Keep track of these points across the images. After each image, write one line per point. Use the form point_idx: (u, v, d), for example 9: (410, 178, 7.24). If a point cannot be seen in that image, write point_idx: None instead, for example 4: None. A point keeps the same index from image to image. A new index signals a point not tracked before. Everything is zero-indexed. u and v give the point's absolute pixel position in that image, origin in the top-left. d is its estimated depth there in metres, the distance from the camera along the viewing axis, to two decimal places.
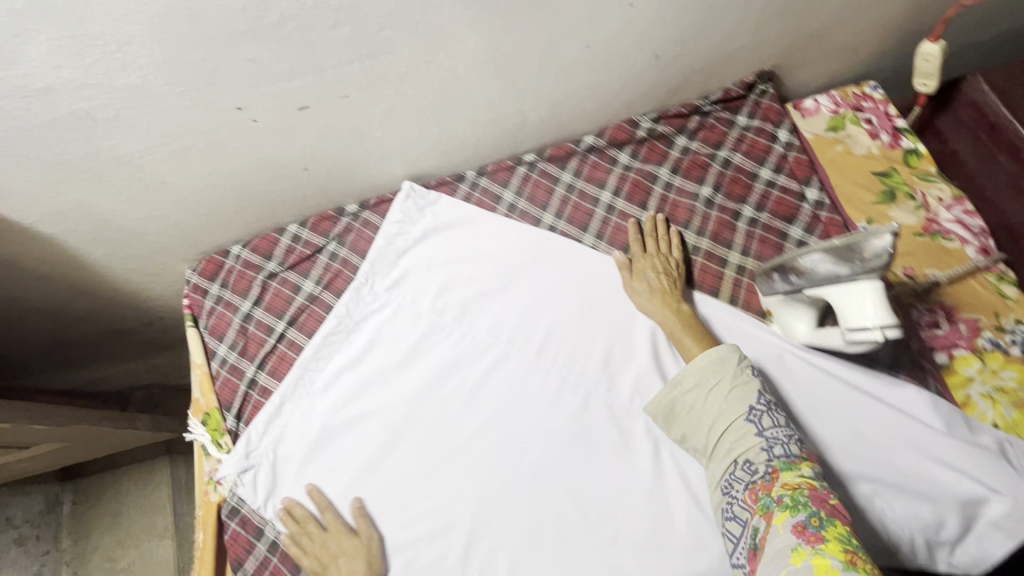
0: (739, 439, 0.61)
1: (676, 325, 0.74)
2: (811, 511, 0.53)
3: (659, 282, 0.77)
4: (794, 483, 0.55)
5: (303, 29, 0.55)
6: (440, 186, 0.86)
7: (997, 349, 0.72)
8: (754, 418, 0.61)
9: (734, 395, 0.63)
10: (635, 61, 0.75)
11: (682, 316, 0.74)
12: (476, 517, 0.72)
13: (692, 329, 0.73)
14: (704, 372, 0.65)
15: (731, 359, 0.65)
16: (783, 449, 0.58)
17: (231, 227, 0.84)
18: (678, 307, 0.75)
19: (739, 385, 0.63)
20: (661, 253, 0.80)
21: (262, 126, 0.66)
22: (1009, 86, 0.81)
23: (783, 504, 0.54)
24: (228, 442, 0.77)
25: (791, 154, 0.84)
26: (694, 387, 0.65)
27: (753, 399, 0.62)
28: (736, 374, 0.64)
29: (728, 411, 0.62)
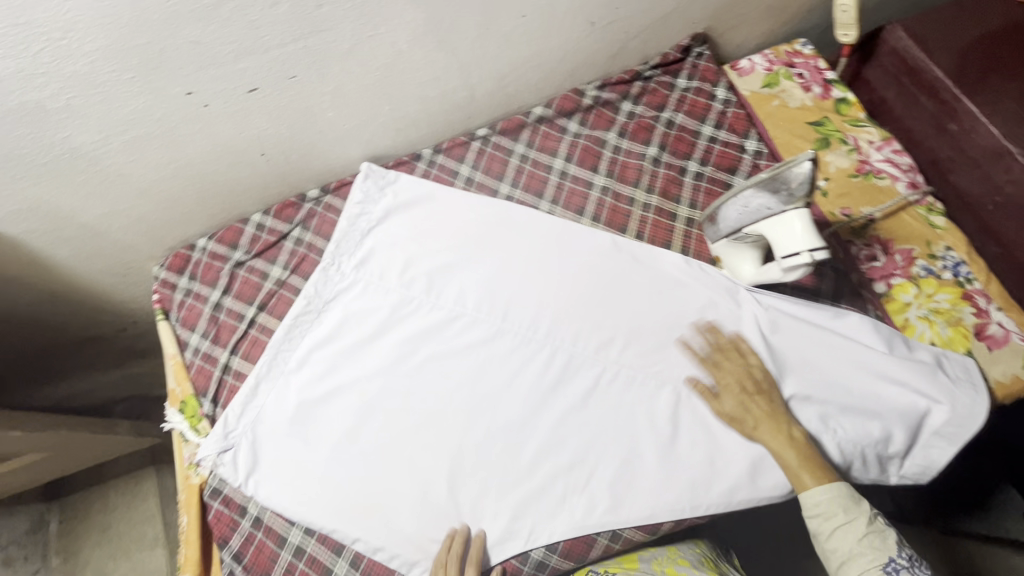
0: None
1: (791, 460, 0.67)
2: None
3: (760, 411, 0.69)
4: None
5: (243, 8, 0.58)
6: (398, 165, 0.89)
7: (929, 275, 0.78)
8: (892, 568, 0.61)
9: (871, 540, 0.63)
10: (571, 29, 0.79)
11: (795, 447, 0.67)
12: (453, 476, 0.74)
13: (810, 462, 0.66)
14: (829, 509, 0.64)
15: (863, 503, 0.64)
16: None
17: (194, 219, 0.86)
18: (790, 433, 0.68)
19: (875, 531, 0.63)
20: (743, 366, 0.72)
21: (214, 110, 0.68)
22: (924, 31, 0.86)
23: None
24: (206, 426, 0.79)
25: (729, 110, 0.89)
26: (822, 517, 0.65)
27: (892, 549, 0.62)
28: (869, 521, 0.64)
29: (864, 555, 0.62)
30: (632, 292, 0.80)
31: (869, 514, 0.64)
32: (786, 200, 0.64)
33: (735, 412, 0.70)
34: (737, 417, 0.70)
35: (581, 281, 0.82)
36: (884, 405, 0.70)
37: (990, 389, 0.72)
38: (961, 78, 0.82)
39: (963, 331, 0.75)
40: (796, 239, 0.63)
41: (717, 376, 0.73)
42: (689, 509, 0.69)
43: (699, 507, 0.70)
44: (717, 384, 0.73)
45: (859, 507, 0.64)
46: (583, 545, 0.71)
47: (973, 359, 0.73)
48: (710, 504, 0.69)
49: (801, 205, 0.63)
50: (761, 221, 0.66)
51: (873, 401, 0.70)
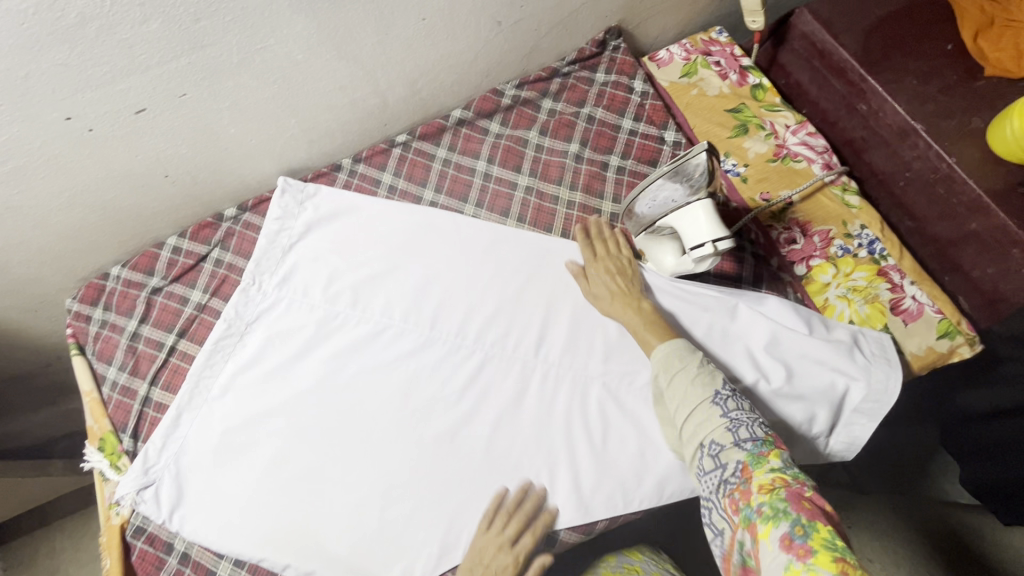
0: (704, 421, 0.61)
1: (633, 322, 0.70)
2: (794, 518, 0.50)
3: (614, 283, 0.74)
4: (769, 483, 0.54)
5: (111, 27, 0.55)
6: (317, 178, 0.86)
7: (846, 254, 0.80)
8: (720, 401, 0.61)
9: (701, 380, 0.63)
10: (478, 30, 0.78)
11: (640, 313, 0.70)
12: (385, 494, 0.72)
13: (652, 321, 0.69)
14: (668, 359, 0.65)
15: (696, 350, 0.66)
16: (752, 440, 0.58)
17: (103, 247, 0.82)
18: (638, 305, 0.71)
19: (704, 371, 0.63)
20: (614, 244, 0.78)
21: (100, 134, 0.65)
22: (829, 14, 0.88)
23: (765, 514, 0.52)
24: (126, 463, 0.75)
25: (648, 102, 0.90)
26: (664, 372, 0.65)
27: (719, 383, 0.63)
28: (701, 363, 0.64)
29: (694, 393, 0.62)
30: (559, 290, 0.80)
31: (701, 358, 0.65)
32: (691, 192, 0.67)
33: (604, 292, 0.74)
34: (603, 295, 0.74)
35: (509, 285, 0.81)
36: (811, 381, 0.71)
37: (907, 361, 0.74)
38: (867, 58, 0.84)
39: (880, 307, 0.77)
40: (702, 229, 0.67)
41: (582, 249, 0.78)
42: (622, 505, 0.70)
43: (632, 503, 0.70)
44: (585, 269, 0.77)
45: (692, 352, 0.65)
46: None
47: (890, 334, 0.75)
48: (643, 499, 0.70)
49: (704, 196, 0.67)
50: (669, 214, 0.70)
51: (799, 380, 0.71)
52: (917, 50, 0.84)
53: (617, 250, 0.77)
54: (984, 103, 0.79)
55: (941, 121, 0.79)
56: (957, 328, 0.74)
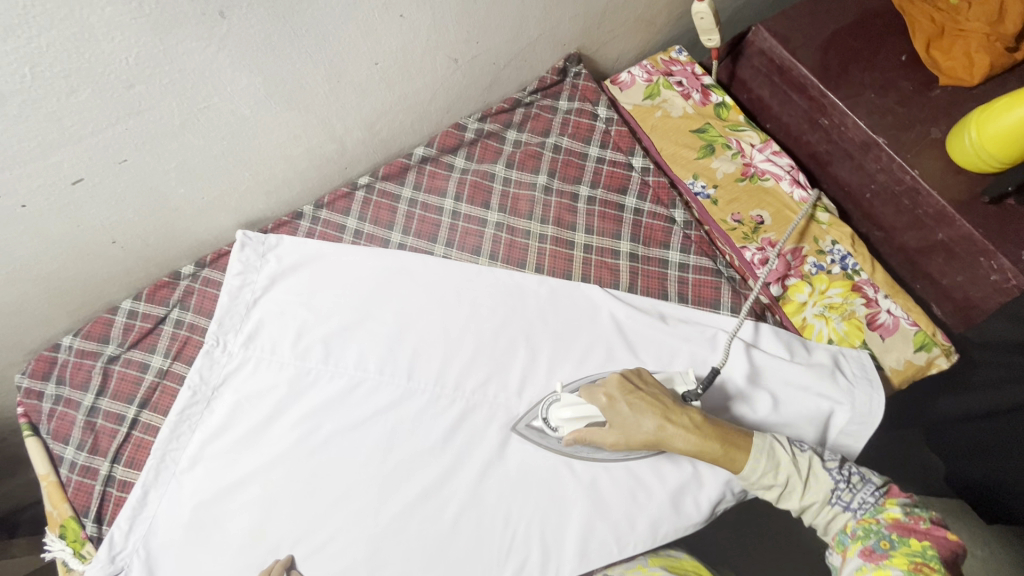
0: (832, 522, 0.61)
1: (710, 449, 0.62)
2: (883, 535, 0.56)
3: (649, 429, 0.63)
4: (872, 518, 0.58)
5: (35, 101, 0.52)
6: (279, 228, 0.82)
7: (820, 272, 0.79)
8: (837, 497, 0.60)
9: (810, 488, 0.61)
10: (434, 68, 0.76)
11: (705, 434, 0.62)
12: (371, 559, 0.70)
13: (722, 437, 0.62)
14: (766, 481, 0.62)
15: (783, 455, 0.62)
16: (870, 505, 0.59)
17: (52, 318, 0.76)
18: (687, 422, 0.63)
19: (806, 474, 0.61)
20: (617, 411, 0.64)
21: (35, 209, 0.61)
22: (784, 30, 0.88)
23: (856, 536, 0.58)
24: (90, 550, 0.71)
25: (612, 128, 0.89)
26: (767, 491, 0.63)
27: (828, 479, 0.61)
28: (797, 469, 0.61)
29: (812, 505, 0.61)
30: (538, 328, 0.78)
31: (793, 466, 0.61)
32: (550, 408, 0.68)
33: (642, 421, 0.63)
34: (643, 420, 0.63)
35: (486, 327, 0.78)
36: (819, 390, 0.71)
37: (887, 376, 0.75)
38: (824, 74, 0.84)
39: (857, 323, 0.77)
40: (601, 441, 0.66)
41: (592, 405, 0.65)
42: (616, 550, 0.69)
43: (626, 546, 0.69)
44: (610, 423, 0.64)
45: (782, 466, 0.62)
46: None
47: (868, 351, 0.75)
48: (637, 542, 0.69)
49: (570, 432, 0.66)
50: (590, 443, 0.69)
51: (795, 399, 0.71)
52: (873, 62, 0.85)
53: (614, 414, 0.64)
54: (941, 112, 0.80)
55: (901, 133, 0.80)
56: (932, 340, 0.74)
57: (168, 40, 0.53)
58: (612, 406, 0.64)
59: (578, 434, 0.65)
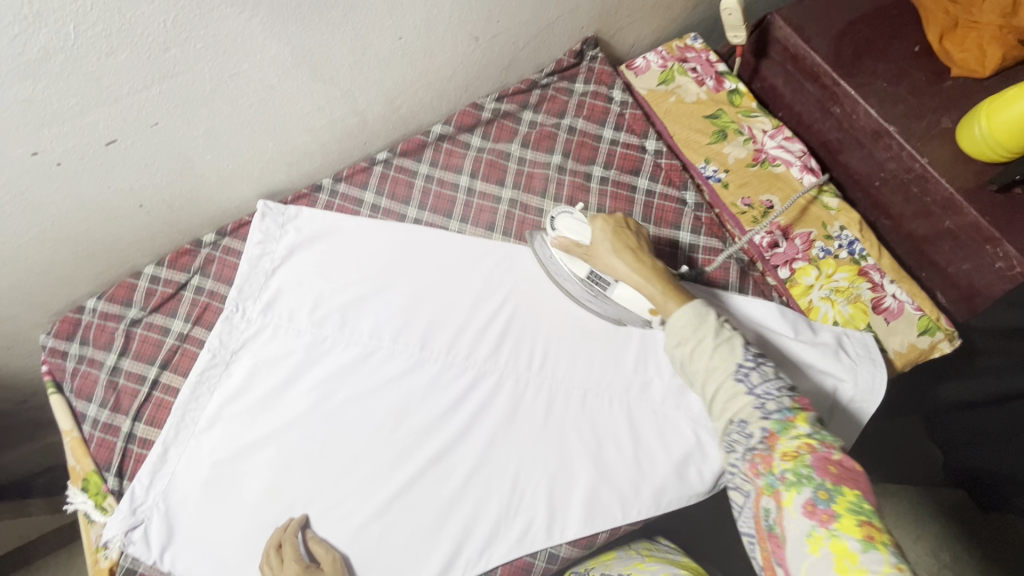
0: (732, 400, 0.59)
1: (651, 290, 0.67)
2: (817, 484, 0.50)
3: (620, 255, 0.70)
4: (793, 451, 0.52)
5: (76, 60, 0.54)
6: (298, 200, 0.84)
7: (827, 256, 0.81)
8: (742, 376, 0.59)
9: (720, 353, 0.61)
10: (455, 46, 0.78)
11: (658, 279, 0.68)
12: (381, 518, 0.72)
13: (669, 287, 0.67)
14: (683, 331, 0.63)
15: (712, 318, 0.63)
16: (778, 406, 0.56)
17: (77, 279, 0.79)
18: (652, 267, 0.69)
19: (723, 341, 0.61)
20: (613, 231, 0.71)
21: (69, 168, 0.63)
22: (800, 19, 0.90)
23: (788, 481, 0.51)
24: (112, 503, 0.73)
25: (627, 111, 0.90)
26: (686, 343, 0.63)
27: (740, 356, 0.60)
28: (716, 332, 0.62)
29: (717, 370, 0.60)
30: (550, 303, 0.80)
31: (715, 327, 0.62)
32: (558, 214, 0.76)
33: (617, 247, 0.70)
34: (617, 248, 0.70)
35: (498, 301, 0.80)
36: (822, 368, 0.73)
37: (890, 359, 0.76)
38: (838, 62, 0.86)
39: (862, 306, 0.78)
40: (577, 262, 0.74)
41: (589, 226, 0.73)
42: (621, 517, 0.71)
43: (631, 514, 0.71)
44: (593, 242, 0.72)
45: (704, 322, 0.63)
46: (521, 569, 0.71)
47: (872, 334, 0.77)
48: (641, 509, 0.71)
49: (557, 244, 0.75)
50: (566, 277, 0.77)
51: (801, 372, 0.73)
52: (887, 52, 0.86)
53: (598, 238, 0.71)
54: (952, 102, 0.81)
55: (912, 122, 0.81)
56: (936, 325, 0.76)
57: (204, 5, 0.55)
58: (603, 231, 0.71)
59: (563, 241, 0.74)
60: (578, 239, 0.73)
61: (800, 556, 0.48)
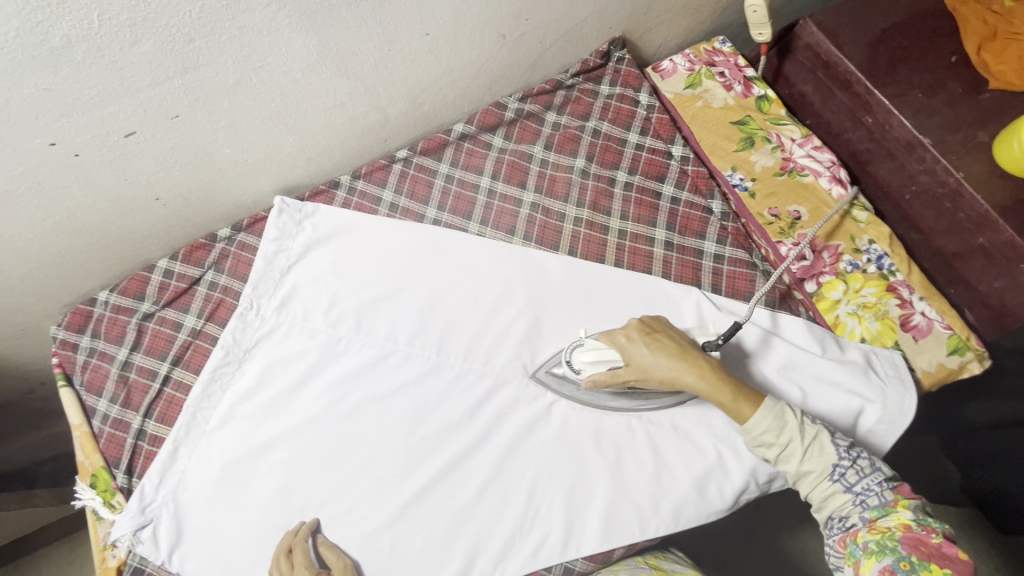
0: (830, 498, 0.61)
1: (721, 394, 0.64)
2: (901, 555, 0.55)
3: (670, 367, 0.65)
4: (884, 526, 0.58)
5: (99, 49, 0.52)
6: (315, 196, 0.83)
7: (855, 270, 0.79)
8: (840, 475, 0.61)
9: (812, 457, 0.62)
10: (481, 43, 0.76)
11: (721, 380, 0.64)
12: (394, 525, 0.71)
13: (733, 386, 0.65)
14: (767, 436, 0.63)
15: (792, 420, 0.63)
16: (877, 497, 0.59)
17: (90, 271, 0.77)
18: (705, 369, 0.65)
19: (810, 443, 0.62)
20: (651, 344, 0.66)
21: (87, 159, 0.61)
22: (833, 25, 0.87)
23: (869, 549, 0.57)
24: (121, 500, 0.72)
25: (654, 115, 0.88)
26: (773, 448, 0.63)
27: (833, 455, 0.61)
28: (802, 436, 0.62)
29: (810, 474, 0.62)
30: (572, 309, 0.78)
31: (799, 431, 0.62)
32: (571, 351, 0.69)
33: (660, 360, 0.65)
34: (662, 361, 0.65)
35: (517, 306, 0.78)
36: (849, 387, 0.71)
37: (919, 379, 0.74)
38: (872, 71, 0.84)
39: (890, 323, 0.76)
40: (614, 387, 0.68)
41: (616, 345, 0.67)
42: (639, 532, 0.69)
43: (648, 529, 0.70)
44: (631, 363, 0.66)
45: (788, 429, 0.63)
46: None
47: (900, 352, 0.75)
48: (659, 525, 0.70)
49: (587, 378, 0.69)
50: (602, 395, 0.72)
51: (829, 389, 0.71)
52: (922, 61, 0.84)
53: (637, 354, 0.66)
54: (990, 116, 0.79)
55: (947, 134, 0.79)
56: (966, 344, 0.74)
57: None
58: (638, 345, 0.66)
59: (598, 378, 0.67)
60: (612, 368, 0.67)
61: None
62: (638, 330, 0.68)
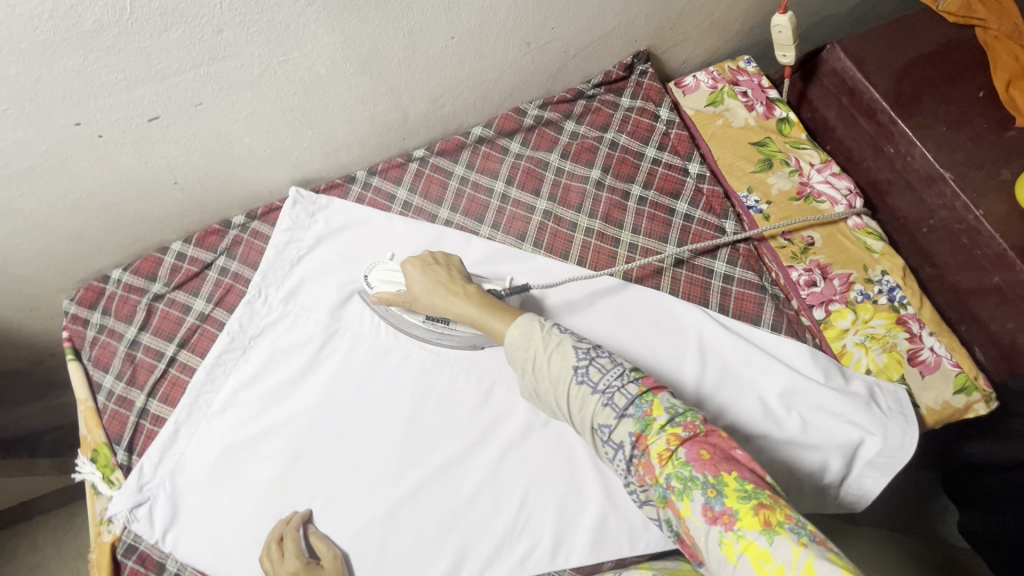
0: (583, 407, 0.55)
1: (472, 314, 0.64)
2: (704, 484, 0.47)
3: (435, 288, 0.67)
4: (668, 451, 0.50)
5: (129, 35, 0.53)
6: (331, 190, 0.83)
7: (866, 300, 0.78)
8: (584, 378, 0.55)
9: (551, 358, 0.57)
10: (506, 49, 0.76)
11: (472, 301, 0.65)
12: (386, 522, 0.71)
13: (487, 307, 0.64)
14: (519, 346, 0.59)
15: (535, 328, 0.59)
16: (630, 401, 0.53)
17: (105, 249, 0.78)
18: (462, 291, 0.66)
19: (552, 347, 0.57)
20: (430, 268, 0.69)
21: (110, 141, 0.62)
22: (861, 53, 0.87)
23: (676, 488, 0.49)
24: (120, 477, 0.73)
25: (673, 131, 0.88)
26: (527, 361, 0.58)
27: (572, 354, 0.56)
28: (544, 340, 0.58)
29: (559, 380, 0.56)
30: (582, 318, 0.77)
31: (537, 339, 0.58)
32: (373, 270, 0.75)
33: (424, 284, 0.68)
34: (426, 285, 0.68)
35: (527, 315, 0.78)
36: (850, 418, 0.71)
37: (923, 416, 0.74)
38: (897, 101, 0.83)
39: (898, 357, 0.76)
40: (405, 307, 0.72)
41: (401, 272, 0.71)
42: (628, 548, 0.69)
43: (638, 546, 0.70)
44: (408, 288, 0.70)
45: (526, 335, 0.59)
46: None
47: (906, 386, 0.74)
48: (649, 542, 0.70)
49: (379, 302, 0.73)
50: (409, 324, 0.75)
51: (828, 419, 0.71)
52: (949, 94, 0.83)
53: (415, 278, 0.69)
54: (1015, 154, 0.78)
55: (970, 170, 0.78)
56: (973, 384, 0.73)
57: None
58: (418, 270, 0.69)
59: (383, 295, 0.73)
60: (397, 290, 0.72)
61: (720, 568, 0.46)
62: (425, 261, 0.70)
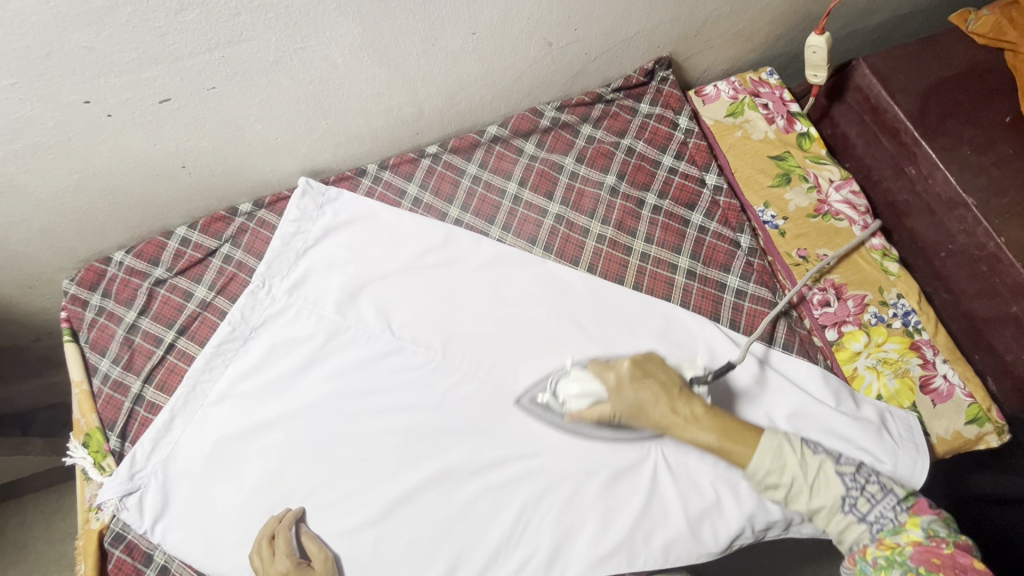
0: (842, 529, 0.59)
1: (709, 440, 0.61)
2: (910, 567, 0.54)
3: (660, 407, 0.63)
4: (893, 542, 0.56)
5: (144, 14, 0.52)
6: (340, 181, 0.82)
7: (880, 323, 0.77)
8: (851, 505, 0.59)
9: (817, 489, 0.60)
10: (526, 48, 0.75)
11: (707, 426, 0.62)
12: (379, 524, 0.70)
13: (728, 429, 0.62)
14: (773, 476, 0.60)
15: (793, 458, 0.60)
16: (887, 520, 0.57)
17: (109, 230, 0.77)
18: (690, 412, 0.63)
19: (817, 477, 0.60)
20: (647, 384, 0.64)
21: (119, 121, 0.61)
22: (887, 70, 0.85)
23: (879, 565, 0.56)
24: (111, 464, 0.72)
25: (691, 140, 0.86)
26: (781, 488, 0.61)
27: (841, 486, 0.59)
28: (804, 467, 0.60)
29: (823, 508, 0.60)
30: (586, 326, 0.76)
31: (802, 471, 0.60)
32: (558, 381, 0.68)
33: (648, 405, 0.63)
34: (645, 399, 0.63)
35: (536, 321, 0.77)
36: (860, 446, 0.69)
37: (932, 444, 0.72)
38: (922, 121, 0.82)
39: (909, 383, 0.74)
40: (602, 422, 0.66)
41: (602, 380, 0.65)
42: (626, 565, 0.68)
43: (635, 563, 0.68)
44: (616, 403, 0.64)
45: (789, 471, 0.60)
46: None
47: (917, 413, 0.73)
48: (647, 559, 0.68)
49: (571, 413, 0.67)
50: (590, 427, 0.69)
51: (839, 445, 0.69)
52: (975, 117, 0.81)
53: (629, 392, 0.64)
54: None
55: (992, 196, 0.76)
56: (986, 415, 0.72)
57: None
58: (634, 384, 0.64)
59: (579, 413, 0.65)
60: (594, 402, 0.65)
61: None
62: (639, 367, 0.65)
